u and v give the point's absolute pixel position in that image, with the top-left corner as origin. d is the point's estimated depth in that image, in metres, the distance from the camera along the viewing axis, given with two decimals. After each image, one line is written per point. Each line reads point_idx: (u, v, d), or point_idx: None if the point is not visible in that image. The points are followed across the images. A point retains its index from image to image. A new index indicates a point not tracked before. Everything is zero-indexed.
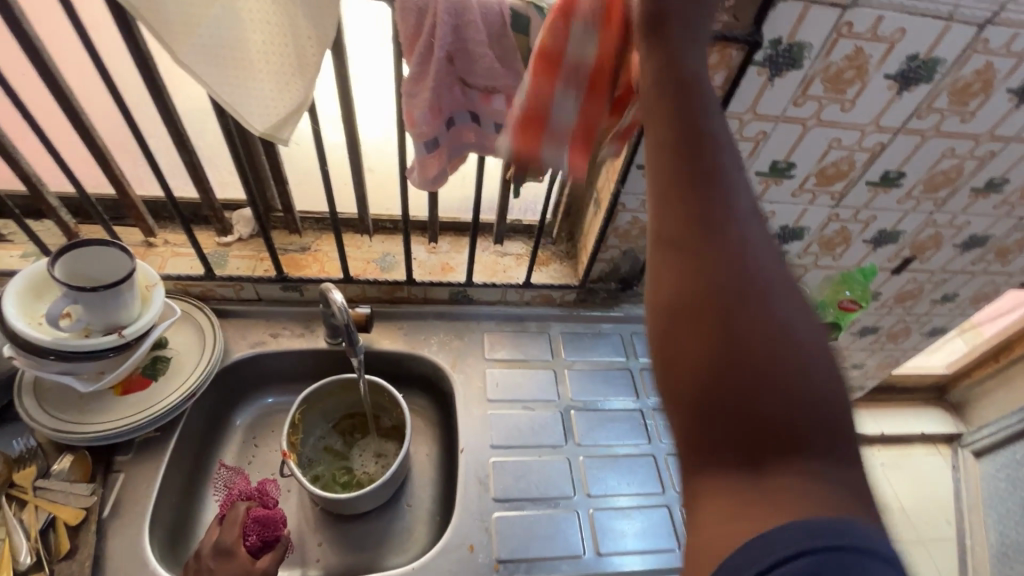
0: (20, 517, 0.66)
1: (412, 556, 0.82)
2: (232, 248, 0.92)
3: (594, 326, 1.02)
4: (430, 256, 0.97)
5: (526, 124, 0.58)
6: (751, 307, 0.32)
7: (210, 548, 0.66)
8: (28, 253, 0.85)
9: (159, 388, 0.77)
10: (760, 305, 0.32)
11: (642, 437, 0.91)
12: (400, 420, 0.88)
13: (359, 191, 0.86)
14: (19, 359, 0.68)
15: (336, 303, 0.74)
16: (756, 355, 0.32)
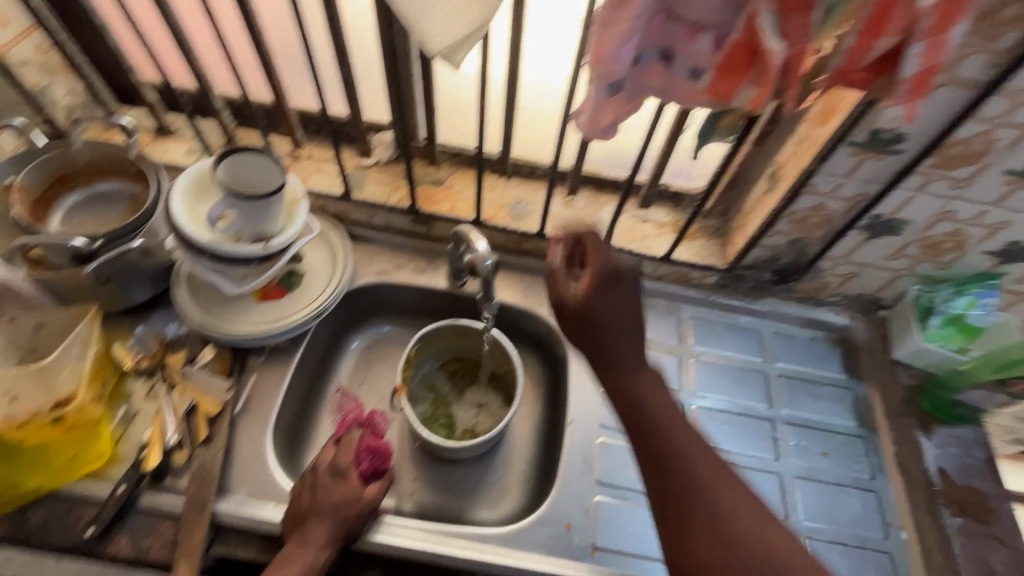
0: (170, 397, 0.71)
1: (501, 513, 0.81)
2: (370, 172, 0.90)
3: (731, 317, 0.91)
4: (565, 210, 0.89)
5: (742, 60, 0.51)
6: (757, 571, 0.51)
7: (325, 466, 0.68)
8: (193, 150, 0.88)
9: (292, 301, 0.80)
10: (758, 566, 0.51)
11: (768, 451, 0.81)
12: (509, 377, 0.85)
13: (507, 131, 0.79)
14: (179, 253, 0.71)
15: (479, 254, 0.69)
16: (726, 533, 0.52)
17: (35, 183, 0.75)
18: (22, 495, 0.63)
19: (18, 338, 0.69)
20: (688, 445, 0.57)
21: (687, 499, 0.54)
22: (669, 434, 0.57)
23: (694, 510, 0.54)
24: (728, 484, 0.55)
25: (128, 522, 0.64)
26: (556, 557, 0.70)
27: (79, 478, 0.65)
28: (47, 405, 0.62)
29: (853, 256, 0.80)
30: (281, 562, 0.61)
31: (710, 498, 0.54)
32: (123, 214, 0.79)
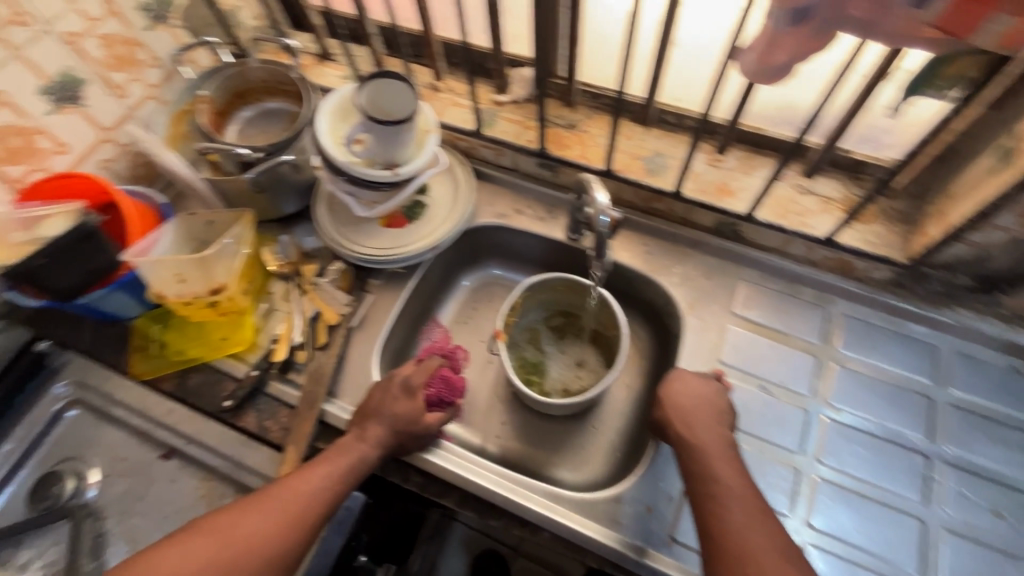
0: (301, 301, 0.79)
1: (580, 478, 0.78)
2: (504, 109, 0.87)
3: (896, 324, 0.75)
4: (709, 170, 0.78)
5: None
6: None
7: (399, 379, 0.68)
8: (346, 76, 0.93)
9: (413, 230, 0.83)
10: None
11: (915, 491, 0.66)
12: (613, 340, 0.80)
13: (654, 72, 0.70)
14: (322, 171, 0.77)
15: (599, 207, 0.62)
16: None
17: (219, 97, 0.85)
18: (186, 360, 0.76)
19: (193, 232, 0.79)
20: (753, 515, 0.54)
21: (727, 552, 0.51)
22: (726, 497, 0.55)
23: (728, 558, 0.51)
24: (773, 552, 0.51)
25: (256, 402, 0.73)
26: (631, 539, 0.64)
27: (225, 356, 0.76)
28: (205, 290, 0.73)
29: None
30: (338, 448, 0.63)
31: (747, 556, 0.51)
32: (284, 128, 0.88)
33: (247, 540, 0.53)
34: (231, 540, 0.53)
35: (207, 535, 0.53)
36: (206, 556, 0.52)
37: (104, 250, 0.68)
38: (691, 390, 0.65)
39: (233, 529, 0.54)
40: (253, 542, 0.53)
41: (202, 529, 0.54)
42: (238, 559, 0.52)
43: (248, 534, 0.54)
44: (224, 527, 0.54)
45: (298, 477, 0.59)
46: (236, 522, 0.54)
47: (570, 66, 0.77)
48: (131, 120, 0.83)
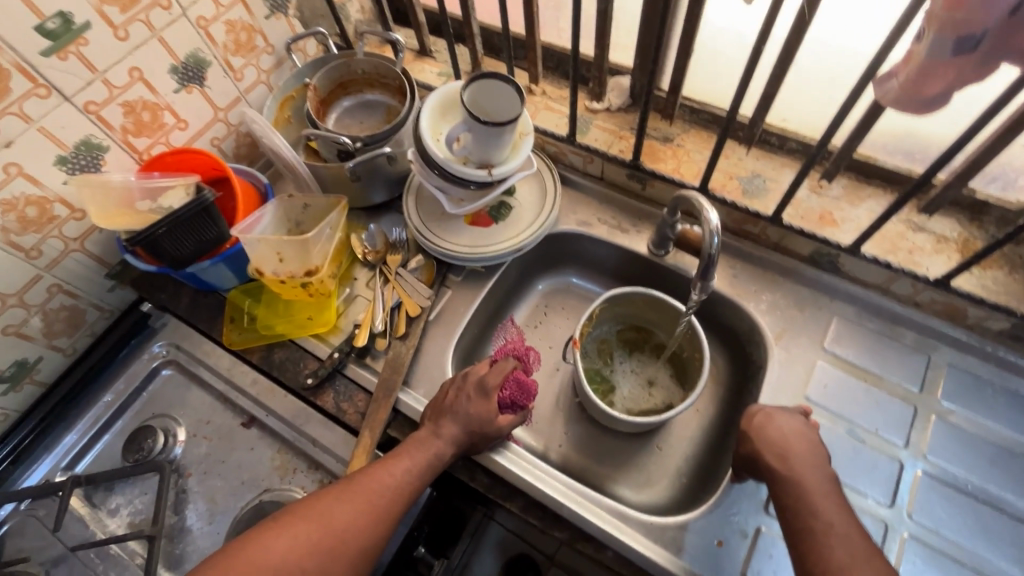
0: (384, 290, 0.81)
1: (642, 499, 0.77)
2: (598, 117, 0.86)
3: (1007, 380, 0.69)
4: (812, 197, 0.75)
5: None
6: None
7: (475, 379, 0.68)
8: (443, 73, 0.95)
9: (497, 231, 0.83)
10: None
11: (1018, 565, 0.61)
12: (693, 363, 0.77)
13: (769, 92, 0.67)
14: (416, 165, 0.78)
15: (707, 227, 0.59)
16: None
17: (324, 87, 0.88)
18: (273, 335, 0.79)
19: (290, 213, 0.82)
20: (869, 564, 0.50)
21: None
22: (837, 543, 0.51)
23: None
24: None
25: (335, 383, 0.75)
26: (700, 572, 0.62)
27: (310, 335, 0.78)
28: (300, 271, 0.76)
29: None
30: (414, 441, 0.64)
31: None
32: (381, 122, 0.90)
33: (343, 529, 0.55)
34: (327, 528, 0.54)
35: (304, 522, 0.54)
36: (306, 542, 0.53)
37: (214, 225, 0.72)
38: (786, 428, 0.61)
39: (328, 517, 0.55)
40: (347, 530, 0.55)
41: (299, 516, 0.55)
42: (334, 547, 0.54)
43: (338, 522, 0.55)
44: (319, 515, 0.55)
45: (382, 469, 0.60)
46: (330, 511, 0.55)
47: (676, 79, 0.75)
48: (243, 102, 0.88)
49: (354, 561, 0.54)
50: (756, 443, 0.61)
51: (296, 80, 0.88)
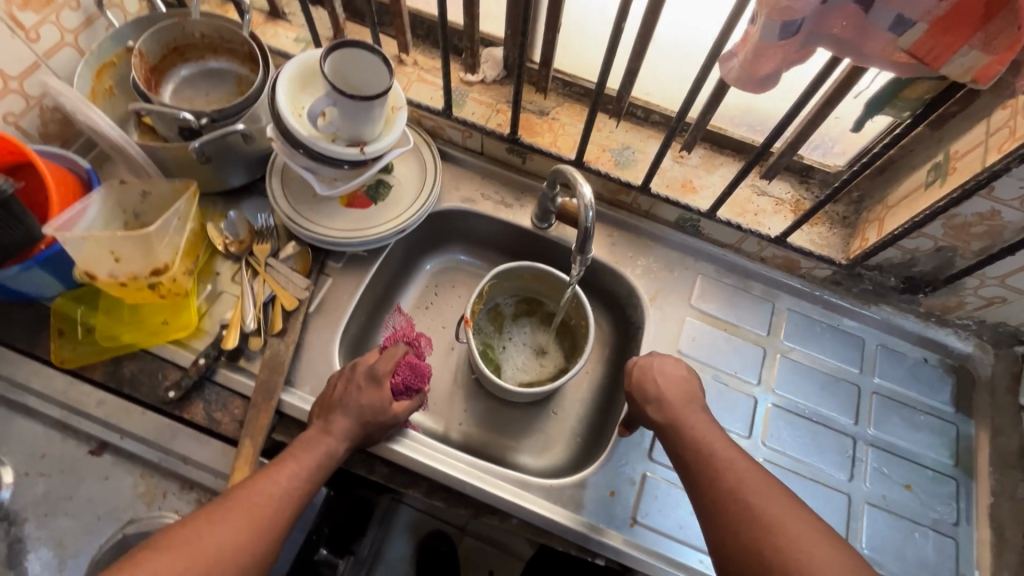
0: (252, 284, 0.73)
1: (542, 463, 0.80)
2: (473, 90, 0.85)
3: (832, 319, 0.82)
4: (674, 166, 0.81)
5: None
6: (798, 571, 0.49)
7: (364, 367, 0.65)
8: (301, 39, 0.86)
9: (376, 212, 0.79)
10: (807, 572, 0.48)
11: (842, 469, 0.74)
12: (579, 330, 0.81)
13: (632, 67, 0.70)
14: (277, 143, 0.70)
15: (582, 201, 0.61)
16: (769, 534, 0.51)
17: (153, 52, 0.75)
18: (119, 347, 0.68)
19: (125, 203, 0.70)
20: (741, 467, 0.57)
21: (726, 506, 0.54)
22: (718, 460, 0.58)
23: (729, 512, 0.54)
24: (764, 492, 0.54)
25: (204, 392, 0.67)
26: (598, 523, 0.67)
27: (166, 342, 0.69)
28: (145, 271, 0.65)
29: (1008, 279, 0.68)
30: (302, 443, 0.60)
31: (746, 506, 0.53)
32: (231, 93, 0.79)
33: (218, 550, 0.48)
34: (199, 554, 0.48)
35: (170, 551, 0.47)
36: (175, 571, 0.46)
37: (19, 223, 0.59)
38: (659, 378, 0.67)
39: (199, 541, 0.48)
40: (225, 551, 0.49)
41: (163, 547, 0.47)
42: (209, 572, 0.47)
43: (214, 547, 0.48)
44: (188, 540, 0.48)
45: (264, 479, 0.55)
46: (202, 534, 0.49)
47: (547, 52, 0.76)
48: (44, 69, 0.72)
49: None
50: (638, 401, 0.66)
51: (115, 43, 0.74)
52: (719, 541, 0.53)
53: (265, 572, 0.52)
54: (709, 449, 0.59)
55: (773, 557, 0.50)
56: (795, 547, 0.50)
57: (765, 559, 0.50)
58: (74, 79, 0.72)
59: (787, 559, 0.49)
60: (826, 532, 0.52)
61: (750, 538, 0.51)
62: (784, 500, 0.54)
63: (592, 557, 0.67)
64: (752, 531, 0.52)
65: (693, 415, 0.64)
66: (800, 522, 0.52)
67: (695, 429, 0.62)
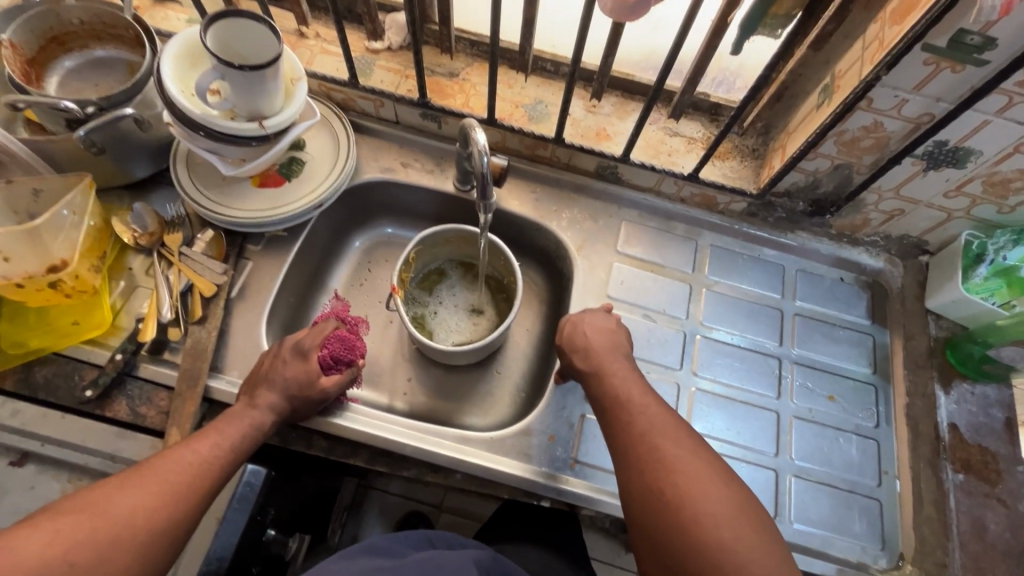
0: (167, 275, 0.71)
1: (489, 421, 0.81)
2: (380, 57, 0.83)
3: (753, 250, 0.85)
4: (587, 115, 0.81)
5: None
6: (689, 508, 0.51)
7: (292, 343, 0.65)
8: (193, 20, 0.83)
9: (291, 189, 0.77)
10: (696, 509, 0.51)
11: (770, 389, 0.77)
12: (511, 287, 0.82)
13: (527, 16, 0.70)
14: (175, 127, 0.68)
15: (477, 147, 0.61)
16: (667, 474, 0.53)
17: (27, 43, 0.72)
18: (28, 353, 0.65)
19: (15, 203, 0.68)
20: (651, 412, 0.59)
21: (634, 450, 0.56)
22: (631, 407, 0.60)
23: (636, 453, 0.56)
24: (670, 436, 0.56)
25: (125, 388, 0.66)
26: (539, 467, 0.68)
27: (80, 342, 0.66)
28: (41, 269, 0.63)
29: (902, 190, 0.72)
30: (227, 417, 0.59)
31: (651, 448, 0.56)
32: (121, 80, 0.76)
33: (128, 515, 0.47)
34: (107, 518, 0.47)
35: (75, 514, 0.46)
36: (76, 534, 0.45)
37: None
38: (588, 331, 0.68)
39: (107, 506, 0.47)
40: (135, 515, 0.48)
41: (66, 510, 0.46)
42: (116, 536, 0.46)
43: (123, 509, 0.47)
44: (96, 504, 0.47)
45: (183, 449, 0.54)
46: (112, 498, 0.48)
47: (444, 10, 0.75)
48: None
49: (150, 547, 0.48)
50: (565, 350, 0.69)
51: None
52: (626, 482, 0.56)
53: (180, 541, 0.50)
54: (625, 393, 0.62)
55: (668, 495, 0.52)
56: (690, 484, 0.52)
57: (662, 497, 0.52)
58: None
59: (680, 496, 0.52)
60: (721, 473, 0.54)
61: (650, 478, 0.54)
62: (689, 443, 0.56)
63: (538, 500, 0.69)
64: (654, 471, 0.54)
65: (616, 359, 0.66)
66: (699, 464, 0.54)
67: (616, 373, 0.64)
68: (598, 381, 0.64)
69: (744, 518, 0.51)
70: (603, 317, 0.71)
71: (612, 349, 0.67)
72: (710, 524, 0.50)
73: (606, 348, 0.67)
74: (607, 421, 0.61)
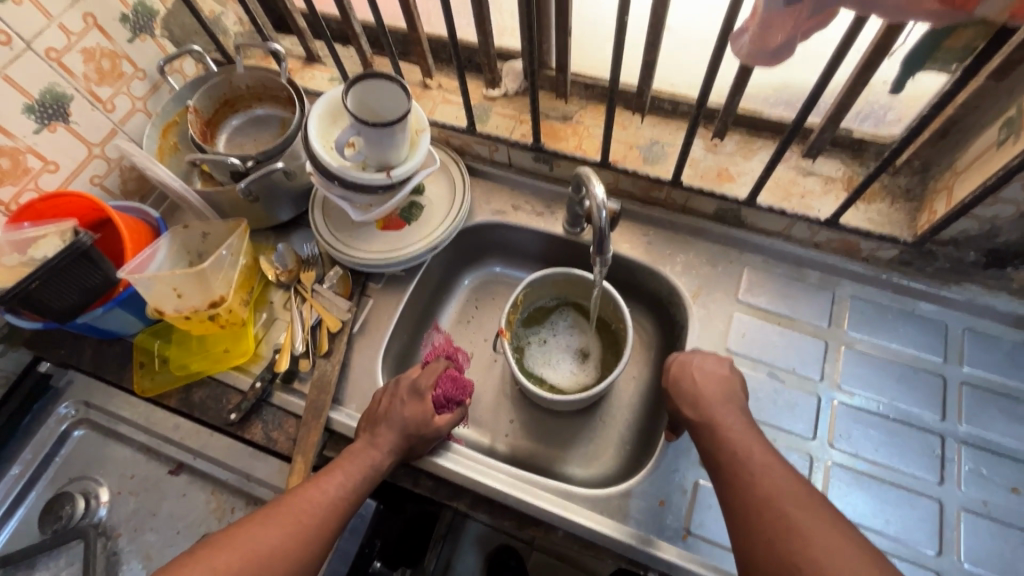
0: (301, 309, 0.78)
1: (591, 473, 0.78)
2: (496, 104, 0.86)
3: (907, 304, 0.74)
4: (707, 155, 0.77)
5: None
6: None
7: (407, 383, 0.68)
8: (334, 78, 0.92)
9: (411, 232, 0.82)
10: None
11: (930, 472, 0.65)
12: (620, 333, 0.79)
13: (648, 60, 0.69)
14: (315, 178, 0.75)
15: (596, 201, 0.60)
16: (804, 549, 0.46)
17: (206, 107, 0.84)
18: (190, 374, 0.74)
19: (189, 245, 0.77)
20: (779, 474, 0.52)
21: (758, 515, 0.50)
22: (749, 463, 0.54)
23: (762, 520, 0.50)
24: (805, 505, 0.49)
25: (262, 414, 0.72)
26: (645, 533, 0.64)
27: (229, 368, 0.75)
28: (204, 303, 0.72)
29: None
30: (349, 455, 0.63)
31: (781, 516, 0.49)
32: (275, 135, 0.86)
33: (268, 553, 0.52)
34: (252, 555, 0.51)
35: (225, 553, 0.50)
36: (228, 571, 0.49)
37: (98, 269, 0.67)
38: (697, 375, 0.64)
39: (251, 544, 0.52)
40: (275, 556, 0.52)
41: (219, 548, 0.51)
42: (258, 573, 0.50)
43: (264, 550, 0.52)
44: (241, 540, 0.52)
45: (313, 488, 0.58)
46: (255, 538, 0.52)
47: (562, 57, 0.76)
48: (120, 134, 0.82)
49: None
50: (674, 398, 0.64)
51: (176, 104, 0.83)
52: (750, 552, 0.49)
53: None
54: (742, 447, 0.56)
55: (808, 574, 0.45)
56: (833, 563, 0.45)
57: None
58: (143, 140, 0.81)
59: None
60: (871, 555, 0.46)
61: (783, 552, 0.47)
62: (825, 513, 0.49)
63: (644, 571, 0.64)
64: (788, 545, 0.47)
65: (727, 409, 0.60)
66: (844, 545, 0.46)
67: (728, 425, 0.59)
68: (705, 435, 0.59)
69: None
70: (710, 360, 0.66)
71: (726, 402, 0.61)
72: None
73: (716, 400, 0.61)
74: (719, 480, 0.55)
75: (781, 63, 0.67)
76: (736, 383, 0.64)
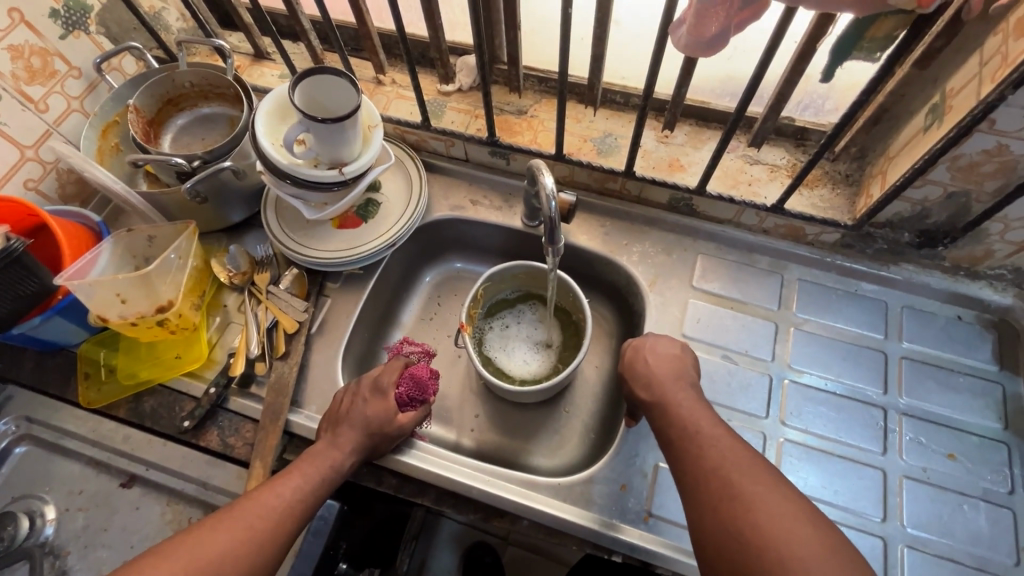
0: (256, 312, 0.76)
1: (556, 463, 0.79)
2: (451, 99, 0.86)
3: (850, 285, 0.77)
4: (658, 146, 0.79)
5: None
6: (772, 548, 0.46)
7: (368, 381, 0.67)
8: (284, 75, 0.90)
9: (368, 230, 0.81)
10: (780, 550, 0.45)
11: (875, 443, 0.69)
12: (581, 323, 0.80)
13: (596, 53, 0.70)
14: (265, 176, 0.73)
15: (545, 191, 0.61)
16: (747, 514, 0.48)
17: (148, 106, 0.81)
18: (138, 384, 0.72)
19: (133, 249, 0.74)
20: (726, 444, 0.54)
21: (706, 484, 0.52)
22: (698, 436, 0.56)
23: (709, 489, 0.51)
24: (749, 472, 0.51)
25: (217, 420, 0.70)
26: (609, 518, 0.65)
27: (181, 375, 0.73)
28: (151, 309, 0.69)
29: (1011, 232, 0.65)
30: (308, 456, 0.62)
31: (726, 483, 0.51)
32: (223, 133, 0.84)
33: (220, 557, 0.50)
34: (202, 561, 0.49)
35: (172, 558, 0.49)
36: None
37: (33, 277, 0.64)
38: (650, 358, 0.66)
39: (202, 549, 0.50)
40: (227, 560, 0.50)
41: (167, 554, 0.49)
42: None
43: (216, 556, 0.50)
44: (191, 546, 0.50)
45: (268, 491, 0.57)
46: (206, 543, 0.51)
47: (513, 50, 0.76)
48: (55, 136, 0.79)
49: None
50: (631, 383, 0.66)
51: (115, 103, 0.80)
52: (698, 521, 0.51)
53: None
54: (692, 422, 0.58)
55: (749, 536, 0.47)
56: (772, 524, 0.47)
57: (741, 538, 0.47)
58: (81, 141, 0.78)
59: (763, 537, 0.46)
60: (809, 514, 0.48)
61: (726, 518, 0.49)
62: (768, 478, 0.51)
63: (608, 554, 0.65)
64: (731, 511, 0.49)
65: (677, 387, 0.62)
66: (784, 505, 0.48)
67: (677, 401, 0.61)
68: (658, 413, 0.61)
69: (839, 562, 0.45)
70: (661, 343, 0.68)
71: (678, 380, 0.63)
72: (799, 567, 0.44)
73: (668, 379, 0.63)
74: (672, 456, 0.57)
75: (724, 54, 0.69)
76: (687, 363, 0.66)
